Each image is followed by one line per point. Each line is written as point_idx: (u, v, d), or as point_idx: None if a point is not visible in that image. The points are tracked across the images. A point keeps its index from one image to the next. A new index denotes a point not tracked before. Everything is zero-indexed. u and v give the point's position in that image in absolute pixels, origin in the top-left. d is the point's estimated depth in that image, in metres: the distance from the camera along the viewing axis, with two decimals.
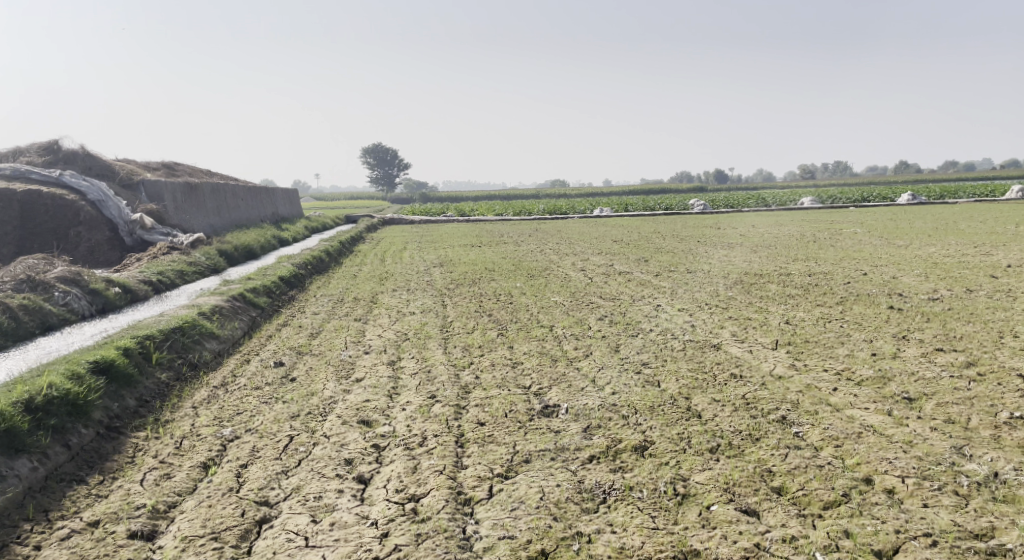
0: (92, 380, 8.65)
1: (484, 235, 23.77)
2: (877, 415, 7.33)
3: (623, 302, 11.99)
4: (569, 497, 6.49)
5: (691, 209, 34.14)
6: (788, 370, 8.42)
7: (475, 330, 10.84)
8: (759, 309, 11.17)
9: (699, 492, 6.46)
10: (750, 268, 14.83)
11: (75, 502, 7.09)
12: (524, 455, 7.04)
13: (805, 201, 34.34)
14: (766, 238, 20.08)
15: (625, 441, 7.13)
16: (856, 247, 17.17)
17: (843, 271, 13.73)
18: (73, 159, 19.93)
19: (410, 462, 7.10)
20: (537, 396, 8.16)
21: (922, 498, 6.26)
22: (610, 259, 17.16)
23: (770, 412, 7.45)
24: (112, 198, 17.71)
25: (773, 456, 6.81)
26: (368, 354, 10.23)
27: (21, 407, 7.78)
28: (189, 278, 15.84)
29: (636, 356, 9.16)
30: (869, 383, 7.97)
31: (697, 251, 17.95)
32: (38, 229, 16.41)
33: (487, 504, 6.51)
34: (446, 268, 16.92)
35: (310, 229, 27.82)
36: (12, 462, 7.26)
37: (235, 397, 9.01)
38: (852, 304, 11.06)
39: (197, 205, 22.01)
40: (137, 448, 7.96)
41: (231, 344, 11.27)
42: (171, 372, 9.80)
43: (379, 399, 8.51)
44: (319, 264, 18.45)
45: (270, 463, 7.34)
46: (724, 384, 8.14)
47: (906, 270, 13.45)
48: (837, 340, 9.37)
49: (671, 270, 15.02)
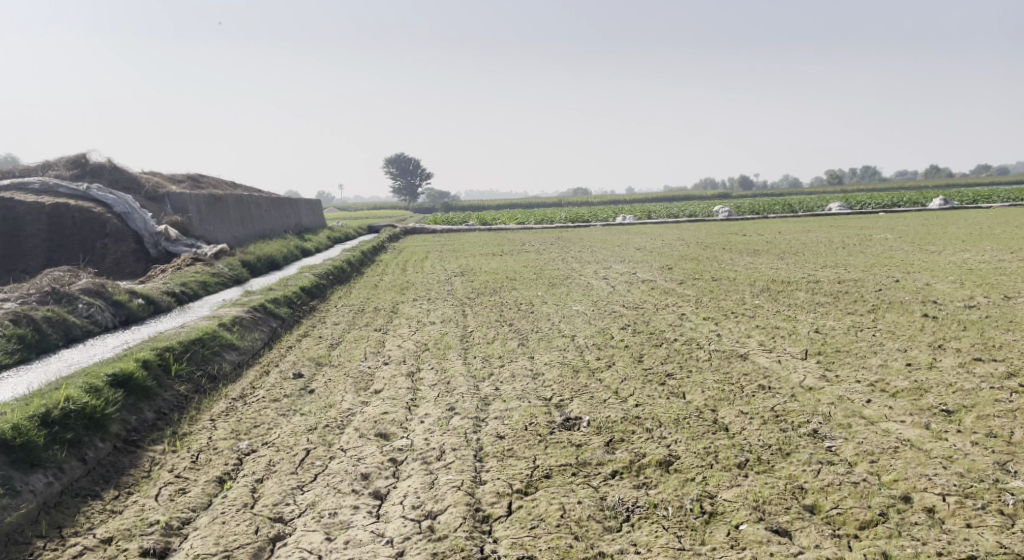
0: (110, 393, 8.55)
1: (507, 244, 23.62)
2: (913, 428, 7.03)
3: (646, 311, 11.75)
4: (591, 514, 6.26)
5: (716, 215, 33.79)
6: (819, 381, 8.12)
7: (496, 340, 10.64)
8: (787, 318, 10.86)
9: (727, 510, 6.20)
10: (778, 275, 14.53)
11: (89, 518, 6.98)
12: (544, 470, 6.82)
13: (832, 207, 33.82)
14: (794, 244, 19.71)
15: (649, 455, 6.88)
16: (887, 253, 16.80)
17: (874, 278, 13.37)
18: (100, 172, 20.05)
19: (428, 477, 6.91)
20: (558, 408, 7.93)
21: (965, 518, 5.96)
22: (633, 266, 16.91)
23: (801, 425, 7.16)
24: (138, 210, 17.76)
25: (805, 472, 6.53)
26: (388, 364, 10.07)
27: (37, 421, 7.69)
28: (212, 289, 15.80)
29: (660, 366, 8.91)
30: (904, 395, 7.66)
31: (723, 258, 17.66)
32: (66, 241, 16.49)
33: (506, 522, 6.30)
34: (468, 277, 16.78)
35: (334, 239, 27.83)
36: (27, 477, 7.17)
37: (253, 409, 8.86)
38: (884, 312, 10.74)
39: (221, 217, 22.05)
40: (154, 462, 7.85)
41: (251, 355, 11.15)
42: (190, 384, 9.68)
43: (398, 411, 8.34)
44: (341, 273, 18.38)
45: (286, 477, 7.19)
46: (752, 395, 7.87)
47: (939, 277, 13.08)
48: (869, 350, 9.06)
49: (695, 278, 14.76)
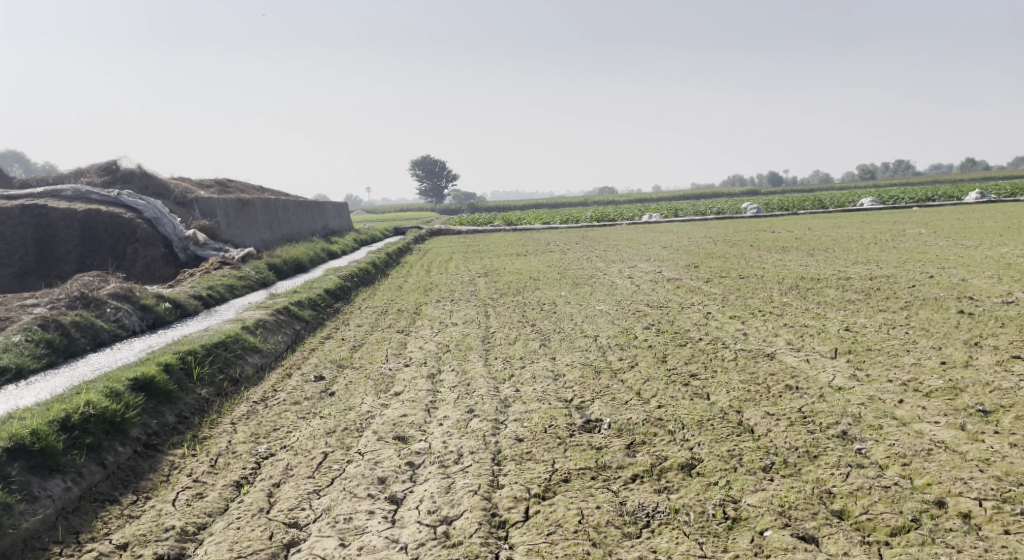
0: (130, 397, 8.51)
1: (532, 244, 23.46)
2: (948, 430, 6.75)
3: (671, 310, 11.52)
4: (610, 520, 6.09)
5: (744, 213, 33.32)
6: (849, 381, 7.86)
7: (518, 341, 10.48)
8: (816, 315, 10.58)
9: (751, 516, 6.00)
10: (807, 272, 14.21)
11: (106, 524, 6.95)
12: (563, 474, 6.65)
13: (864, 202, 33.23)
14: (825, 241, 19.31)
15: (670, 459, 6.69)
16: (921, 248, 16.37)
17: (907, 274, 13.01)
18: (130, 178, 20.23)
19: (445, 481, 6.78)
20: (578, 410, 7.76)
21: (1002, 524, 5.71)
22: (658, 265, 16.66)
23: (830, 427, 6.92)
24: (167, 215, 17.85)
25: (833, 476, 6.29)
26: (408, 366, 9.96)
27: (57, 426, 7.67)
28: (238, 292, 15.83)
29: (684, 367, 8.70)
30: (939, 395, 7.37)
31: (750, 255, 17.35)
32: (96, 247, 16.61)
33: (522, 528, 6.15)
34: (492, 278, 16.63)
35: (360, 242, 27.88)
36: (45, 482, 7.16)
37: (273, 412, 8.80)
38: (918, 309, 10.41)
39: (249, 221, 22.15)
40: (173, 466, 7.80)
41: (274, 358, 11.10)
42: (212, 387, 9.63)
43: (417, 414, 8.22)
44: (367, 275, 18.36)
45: (302, 481, 7.10)
46: (778, 396, 7.63)
47: (976, 272, 12.69)
48: (902, 348, 8.77)
49: (722, 276, 14.50)
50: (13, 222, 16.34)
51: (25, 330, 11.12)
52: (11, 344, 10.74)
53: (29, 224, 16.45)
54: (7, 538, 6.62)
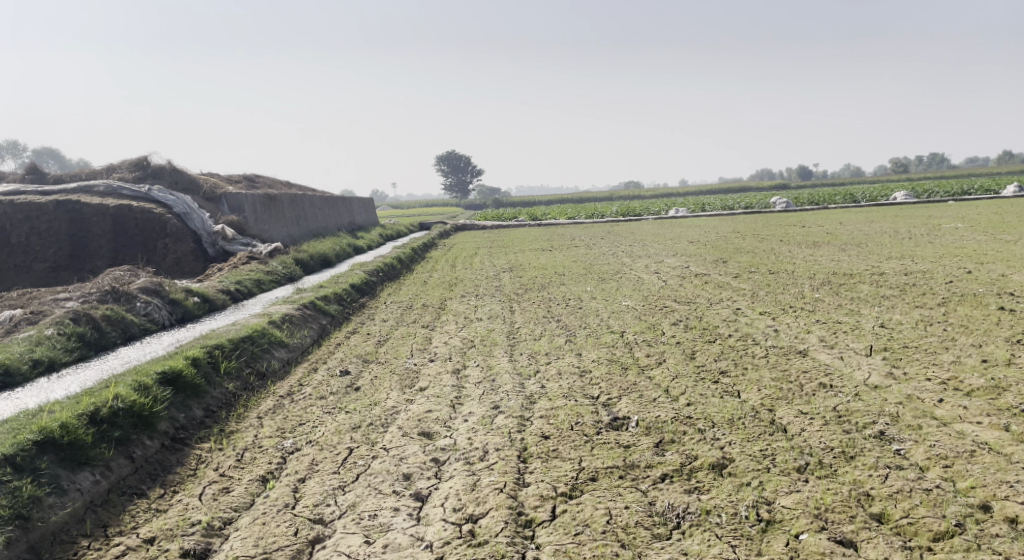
0: (158, 391, 8.47)
1: (558, 238, 23.28)
2: (991, 431, 6.52)
3: (699, 305, 11.34)
4: (639, 520, 5.96)
5: (774, 207, 32.85)
6: (885, 379, 7.65)
7: (543, 337, 10.36)
8: (850, 312, 10.32)
9: (786, 519, 5.83)
10: (839, 268, 13.90)
11: (134, 517, 6.95)
12: (590, 473, 6.52)
13: (897, 196, 32.62)
14: (857, 236, 18.92)
15: (700, 458, 6.52)
16: (958, 243, 15.96)
17: (944, 269, 12.71)
18: (161, 174, 20.35)
19: (470, 479, 6.67)
20: (605, 408, 7.62)
21: None
22: (686, 261, 16.45)
23: (866, 427, 6.71)
24: (196, 211, 17.90)
25: (871, 477, 6.10)
26: (434, 362, 9.87)
27: (86, 419, 7.65)
28: (265, 286, 15.86)
29: (713, 364, 8.52)
30: (980, 394, 7.14)
31: (780, 250, 17.07)
32: (127, 242, 16.71)
33: (549, 527, 6.04)
34: (517, 273, 16.50)
35: (386, 237, 27.89)
36: (74, 475, 7.15)
37: (299, 407, 8.75)
38: (956, 306, 10.11)
39: (276, 216, 22.21)
40: (200, 460, 7.77)
41: (301, 353, 11.06)
42: (239, 382, 9.59)
43: (442, 409, 8.12)
44: (392, 270, 18.32)
45: (327, 477, 7.03)
46: (812, 395, 7.43)
47: (1015, 268, 12.33)
48: (940, 345, 8.53)
49: (751, 272, 14.22)
50: (46, 216, 16.48)
51: (57, 325, 11.17)
52: (44, 337, 10.81)
53: (62, 219, 16.57)
54: (36, 531, 6.64)
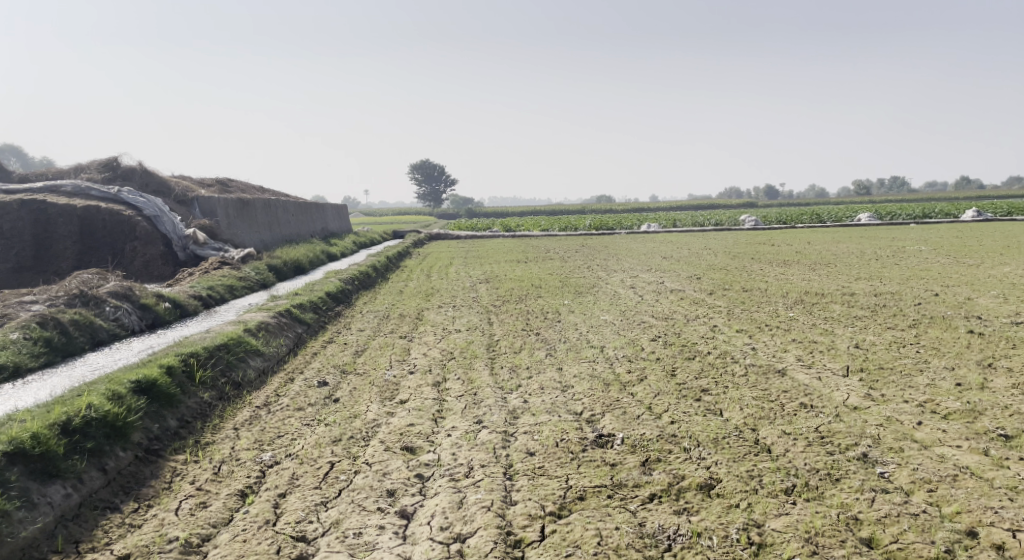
0: (132, 400, 8.28)
1: (532, 250, 23.29)
2: (971, 455, 6.64)
3: (677, 322, 11.42)
4: (630, 542, 5.97)
5: (743, 225, 33.36)
6: (864, 401, 7.75)
7: (523, 350, 10.35)
8: (824, 332, 10.46)
9: (777, 542, 5.88)
10: (811, 287, 14.13)
11: (107, 533, 6.79)
12: (578, 491, 6.52)
13: (861, 218, 33.27)
14: (827, 255, 19.25)
15: (688, 478, 6.55)
16: (923, 266, 16.31)
17: (912, 292, 12.97)
18: (130, 176, 20.00)
19: (456, 496, 6.63)
20: (589, 424, 7.63)
21: None
22: (660, 276, 16.58)
23: (849, 448, 6.80)
24: (167, 214, 17.62)
25: (858, 501, 6.18)
26: (413, 374, 9.79)
27: (57, 429, 7.47)
28: (237, 293, 15.63)
29: (694, 381, 8.57)
30: (958, 417, 7.28)
31: (752, 268, 17.31)
32: (95, 244, 16.38)
33: (539, 547, 6.04)
34: (492, 285, 16.49)
35: (358, 244, 27.70)
36: (45, 488, 6.97)
37: (277, 418, 8.62)
38: (927, 328, 10.31)
39: (248, 220, 21.92)
40: (175, 472, 7.62)
41: (276, 362, 10.91)
42: (214, 391, 9.42)
43: (424, 423, 8.06)
44: (367, 279, 18.18)
45: (309, 492, 6.94)
46: (794, 415, 7.50)
47: (981, 291, 12.64)
48: (915, 367, 8.68)
49: (725, 288, 14.39)
50: (10, 216, 16.09)
51: (23, 329, 10.90)
52: (9, 342, 10.54)
53: (27, 219, 16.20)
54: (5, 547, 6.46)
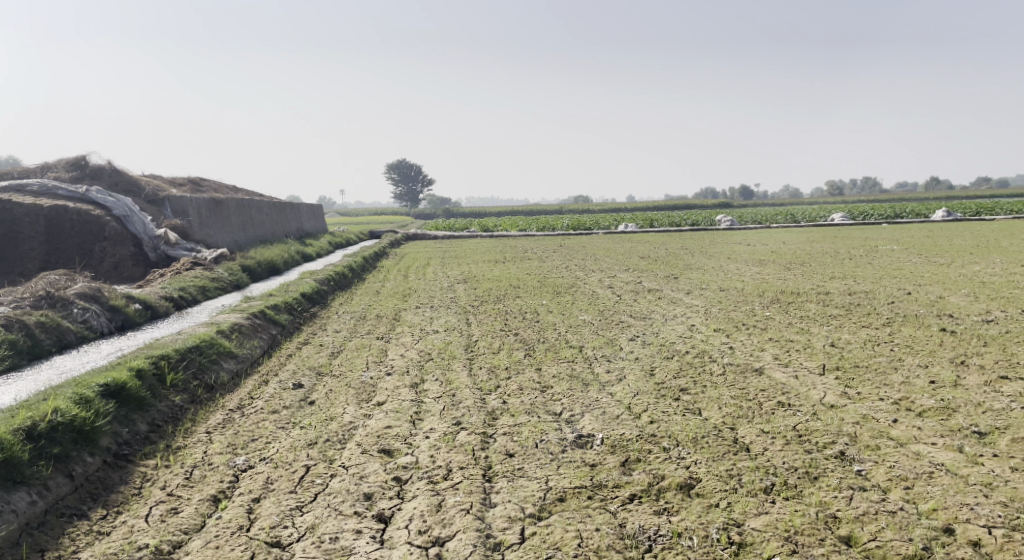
0: (100, 405, 8.14)
1: (509, 250, 23.27)
2: (947, 452, 6.71)
3: (654, 321, 11.45)
4: (610, 544, 5.96)
5: (719, 225, 33.60)
6: (841, 399, 7.80)
7: (502, 351, 10.31)
8: (800, 331, 10.53)
9: (757, 541, 5.90)
10: (787, 286, 14.23)
11: (74, 541, 6.65)
12: (558, 493, 6.49)
13: (834, 218, 33.63)
14: (802, 255, 19.43)
15: (668, 478, 6.56)
16: (896, 264, 16.50)
17: (885, 290, 13.10)
18: (99, 175, 19.70)
19: (434, 499, 6.59)
20: (569, 425, 7.60)
21: (1014, 553, 5.68)
22: (637, 275, 16.63)
23: (827, 446, 6.84)
24: (137, 214, 17.38)
25: (837, 499, 6.21)
26: (390, 375, 9.71)
27: (22, 435, 7.31)
28: (210, 294, 15.44)
29: (673, 381, 8.57)
30: (932, 415, 7.35)
31: (728, 267, 17.42)
32: (62, 244, 16.10)
33: (518, 550, 6.00)
34: (470, 285, 16.43)
35: (335, 245, 27.51)
36: (9, 495, 6.82)
37: (251, 422, 8.51)
38: (901, 326, 10.42)
39: (221, 220, 21.69)
40: (145, 478, 7.49)
41: (250, 364, 10.78)
42: (187, 394, 9.28)
43: (402, 425, 8.00)
44: (343, 279, 18.04)
45: (285, 497, 6.86)
46: (771, 413, 7.54)
47: (952, 290, 12.81)
48: (891, 365, 8.75)
49: (702, 288, 14.45)
50: None
51: None
52: None
53: None
54: None
